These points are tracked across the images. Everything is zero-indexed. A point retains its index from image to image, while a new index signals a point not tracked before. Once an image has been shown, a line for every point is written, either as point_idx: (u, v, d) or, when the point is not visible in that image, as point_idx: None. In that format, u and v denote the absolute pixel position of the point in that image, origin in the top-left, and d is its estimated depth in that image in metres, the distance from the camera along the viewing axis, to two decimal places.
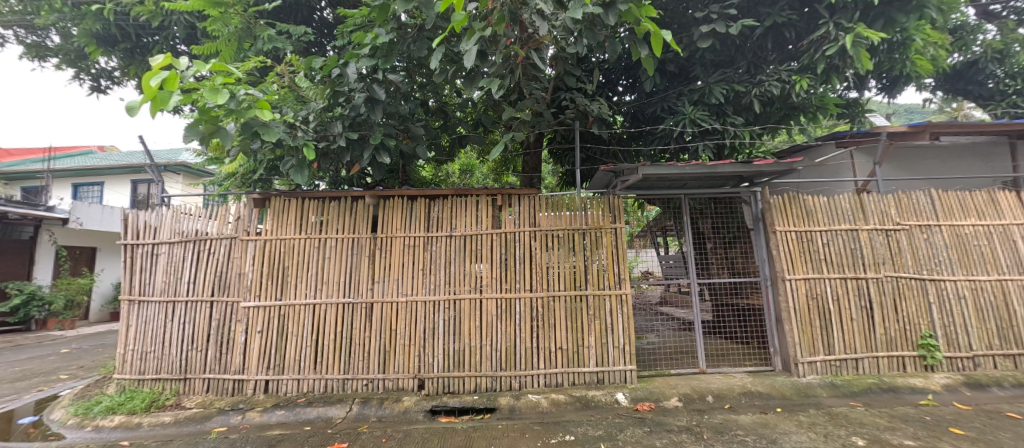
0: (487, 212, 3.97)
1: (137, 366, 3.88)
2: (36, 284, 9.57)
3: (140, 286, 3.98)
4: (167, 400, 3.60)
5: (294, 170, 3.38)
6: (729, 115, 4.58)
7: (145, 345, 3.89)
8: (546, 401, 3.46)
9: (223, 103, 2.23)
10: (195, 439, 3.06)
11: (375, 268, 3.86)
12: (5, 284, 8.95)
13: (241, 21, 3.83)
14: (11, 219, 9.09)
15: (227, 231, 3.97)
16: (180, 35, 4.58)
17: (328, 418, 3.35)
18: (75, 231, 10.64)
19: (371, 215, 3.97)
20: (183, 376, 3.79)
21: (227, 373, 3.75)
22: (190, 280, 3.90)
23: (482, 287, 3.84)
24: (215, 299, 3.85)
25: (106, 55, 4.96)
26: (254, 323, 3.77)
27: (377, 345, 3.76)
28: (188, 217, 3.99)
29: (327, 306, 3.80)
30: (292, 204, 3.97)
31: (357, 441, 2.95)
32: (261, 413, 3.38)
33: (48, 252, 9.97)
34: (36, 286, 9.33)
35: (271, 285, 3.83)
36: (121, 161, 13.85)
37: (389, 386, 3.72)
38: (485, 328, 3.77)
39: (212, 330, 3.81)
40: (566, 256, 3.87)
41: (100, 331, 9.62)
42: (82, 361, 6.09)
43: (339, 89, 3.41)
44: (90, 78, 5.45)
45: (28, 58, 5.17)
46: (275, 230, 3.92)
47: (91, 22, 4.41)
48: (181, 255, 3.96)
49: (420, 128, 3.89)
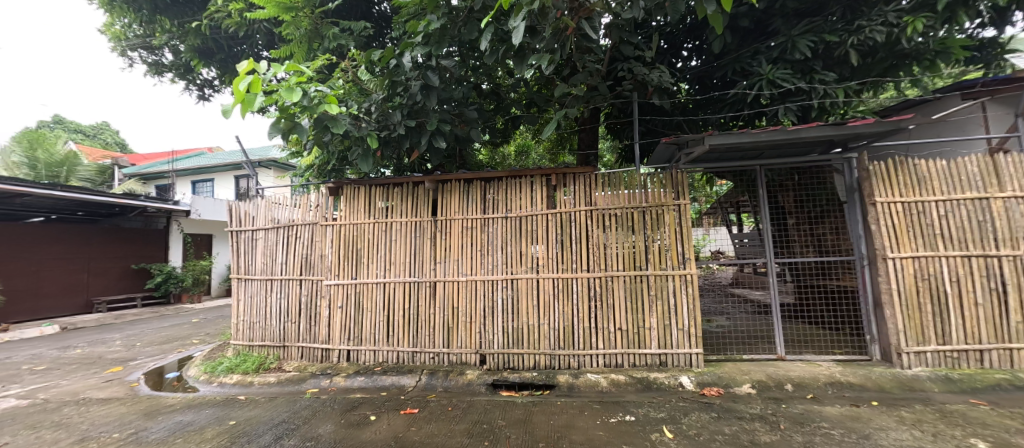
0: (542, 192, 3.94)
1: (247, 333, 4.57)
2: (171, 265, 11.57)
3: (246, 267, 4.64)
4: (271, 363, 4.19)
5: (360, 159, 3.62)
6: (817, 72, 3.97)
7: (252, 316, 4.55)
8: (606, 381, 3.44)
9: (297, 101, 2.60)
10: (294, 397, 3.55)
11: (437, 250, 4.07)
12: (150, 265, 10.97)
13: (310, 23, 4.05)
14: (150, 212, 11.03)
15: (309, 217, 4.41)
16: (262, 42, 5.04)
17: (401, 386, 3.69)
18: (197, 221, 12.62)
19: (431, 199, 4.15)
20: (281, 344, 4.38)
21: (316, 342, 4.25)
22: (283, 261, 4.45)
23: (539, 268, 3.87)
24: (302, 278, 4.35)
25: (207, 66, 5.64)
26: (335, 298, 4.21)
27: (441, 321, 4.00)
28: (279, 206, 4.53)
29: (395, 285, 4.11)
30: (360, 191, 4.29)
31: (426, 409, 3.23)
32: (345, 378, 3.82)
33: (179, 238, 11.91)
34: (172, 267, 11.35)
35: (346, 265, 4.22)
36: (224, 159, 15.99)
37: (454, 359, 3.96)
38: (542, 307, 3.83)
39: (302, 304, 4.33)
40: (624, 236, 3.74)
41: (220, 305, 11.45)
42: (207, 329, 7.31)
43: (396, 79, 3.54)
44: (198, 88, 6.28)
45: (151, 75, 6.07)
46: (349, 216, 4.28)
47: (193, 38, 5.03)
48: (275, 240, 4.52)
49: (473, 112, 3.94)
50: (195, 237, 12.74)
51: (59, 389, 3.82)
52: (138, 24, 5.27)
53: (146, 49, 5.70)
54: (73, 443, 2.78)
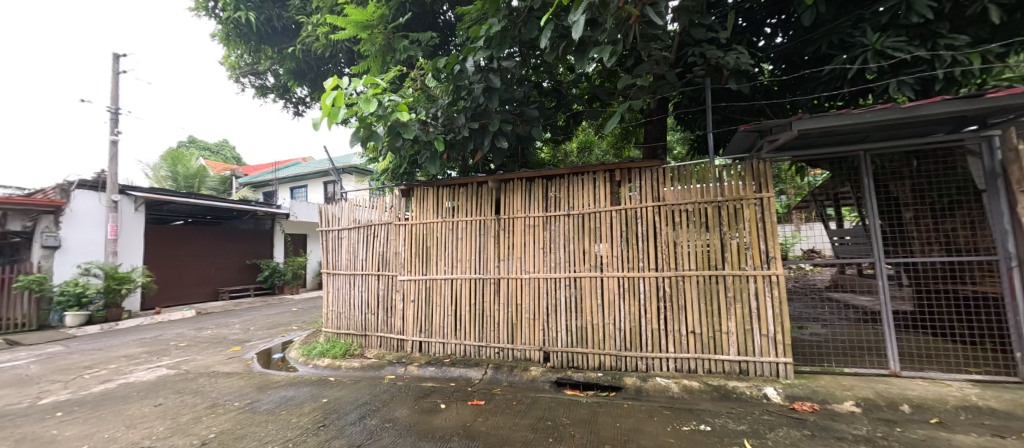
0: (605, 189, 3.84)
1: (334, 322, 5.11)
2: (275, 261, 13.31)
3: (333, 262, 5.20)
4: (355, 350, 4.65)
5: (429, 162, 3.85)
6: (943, 36, 3.32)
7: (339, 307, 5.08)
8: (677, 386, 3.27)
9: (372, 110, 2.90)
10: (375, 382, 3.91)
11: (500, 248, 4.18)
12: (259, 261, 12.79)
13: (384, 38, 4.36)
14: (259, 215, 12.86)
15: (384, 217, 4.79)
16: (344, 60, 5.57)
17: (468, 378, 3.86)
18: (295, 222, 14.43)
19: (494, 198, 4.26)
20: (363, 333, 4.83)
21: (392, 333, 4.62)
22: (363, 258, 4.90)
23: (603, 266, 3.78)
24: (380, 273, 4.75)
25: (300, 86, 6.39)
26: (408, 292, 4.53)
27: (505, 317, 4.10)
28: (360, 208, 4.99)
29: (462, 281, 4.30)
30: (429, 192, 4.56)
31: (492, 401, 3.34)
32: (418, 367, 4.10)
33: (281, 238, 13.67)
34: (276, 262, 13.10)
35: (418, 262, 4.52)
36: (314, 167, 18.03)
37: (518, 355, 4.03)
38: (606, 306, 3.73)
39: (380, 298, 4.73)
40: (697, 233, 3.49)
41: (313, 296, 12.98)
42: (304, 317, 8.32)
43: (460, 83, 3.69)
44: (293, 105, 7.14)
45: (258, 97, 7.04)
46: (420, 216, 4.57)
47: (290, 62, 5.73)
48: (356, 238, 5.00)
49: (534, 110, 3.98)
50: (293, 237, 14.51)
51: (197, 362, 4.63)
52: (248, 54, 6.13)
53: (254, 76, 6.62)
54: (208, 407, 3.37)
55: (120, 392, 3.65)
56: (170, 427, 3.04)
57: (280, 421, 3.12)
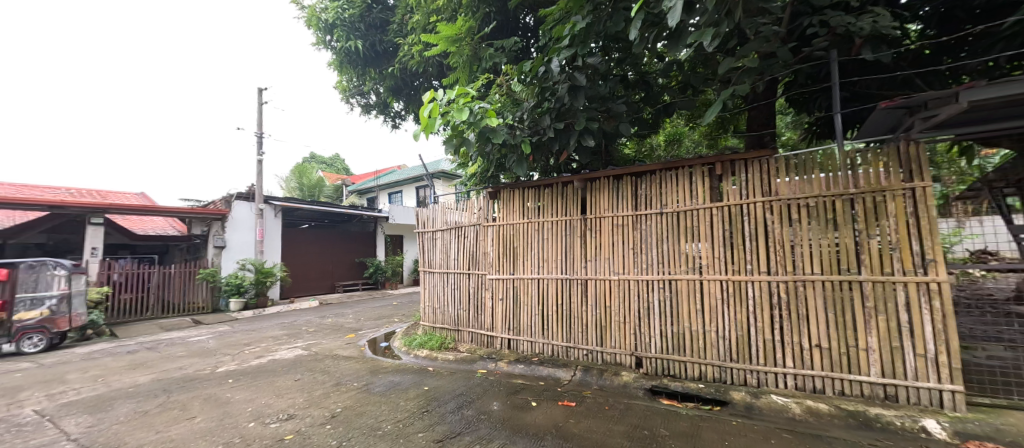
0: (703, 184, 3.51)
1: (430, 316, 5.53)
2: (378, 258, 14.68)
3: (428, 261, 5.64)
4: (449, 344, 4.98)
5: (516, 164, 3.94)
6: None
7: (434, 303, 5.49)
8: (799, 407, 2.86)
9: (464, 118, 3.15)
10: (469, 375, 4.14)
11: (587, 249, 4.11)
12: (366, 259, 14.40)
13: (470, 49, 4.57)
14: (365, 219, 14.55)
15: (474, 219, 5.04)
16: (434, 73, 5.99)
17: (557, 378, 3.87)
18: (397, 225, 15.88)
19: (580, 197, 4.21)
20: (455, 328, 5.15)
21: (482, 329, 4.85)
22: (455, 257, 5.23)
23: (702, 268, 3.48)
24: (470, 272, 5.02)
25: (397, 101, 7.04)
26: (497, 291, 4.72)
27: (594, 319, 4.02)
28: (451, 211, 5.33)
29: (549, 281, 4.33)
30: (515, 194, 4.68)
31: (583, 404, 3.30)
32: (507, 363, 4.24)
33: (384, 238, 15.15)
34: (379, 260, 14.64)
35: (505, 262, 4.67)
36: (407, 174, 19.77)
37: (607, 359, 3.92)
38: (707, 312, 3.42)
39: (471, 295, 5.00)
40: (820, 231, 3.00)
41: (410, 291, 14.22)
42: (404, 310, 9.17)
43: (545, 85, 3.71)
44: (391, 119, 7.90)
45: (363, 114, 7.93)
46: (506, 217, 4.72)
47: (389, 81, 6.38)
48: (449, 239, 5.35)
49: (621, 105, 3.84)
50: (393, 237, 15.94)
51: (322, 346, 5.42)
52: (355, 78, 6.95)
53: (359, 95, 7.47)
54: (333, 385, 3.91)
55: (270, 367, 4.43)
56: (307, 400, 3.59)
57: (391, 403, 3.48)
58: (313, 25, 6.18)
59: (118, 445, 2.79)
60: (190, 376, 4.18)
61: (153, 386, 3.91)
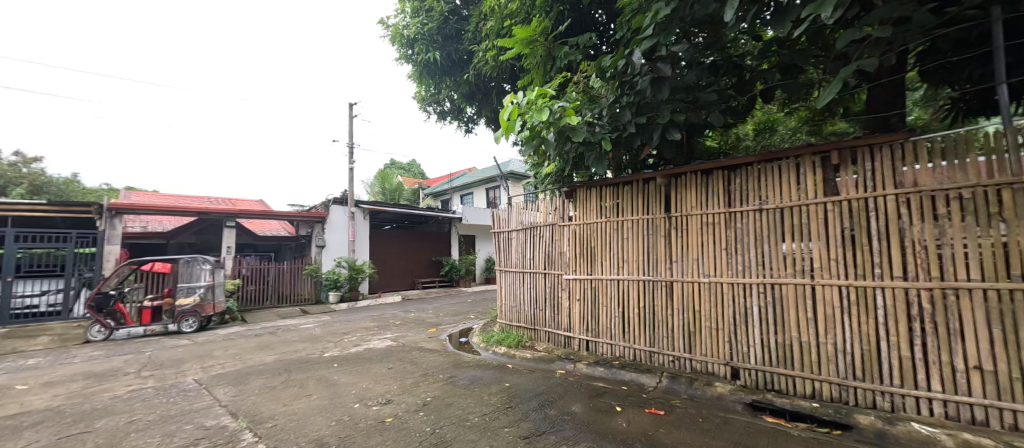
0: (813, 177, 3.06)
1: (507, 314, 5.66)
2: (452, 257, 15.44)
3: (504, 260, 5.79)
4: (526, 342, 5.06)
5: (595, 162, 3.84)
6: None
7: (510, 301, 5.62)
8: (950, 441, 2.29)
9: (545, 118, 3.19)
10: (548, 374, 4.15)
11: (672, 249, 3.87)
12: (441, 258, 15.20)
13: (544, 50, 4.57)
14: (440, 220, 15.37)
15: (549, 219, 5.06)
16: (506, 76, 6.11)
17: (641, 384, 3.70)
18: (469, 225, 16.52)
19: (664, 195, 3.97)
20: (532, 327, 5.20)
21: (559, 330, 4.83)
22: (531, 257, 5.29)
23: (813, 272, 3.05)
24: (546, 271, 5.04)
25: (470, 106, 7.34)
26: (574, 292, 4.67)
27: (681, 324, 3.77)
28: (526, 211, 5.41)
29: (630, 283, 4.17)
30: (592, 192, 4.58)
31: (673, 413, 3.11)
32: (587, 365, 4.17)
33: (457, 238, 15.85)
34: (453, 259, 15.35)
35: (582, 262, 4.60)
36: (476, 176, 20.48)
37: (698, 367, 3.65)
38: (821, 322, 2.98)
39: (547, 295, 5.01)
40: (975, 227, 2.37)
41: (483, 289, 14.68)
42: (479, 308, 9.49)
43: (625, 79, 3.56)
44: (464, 124, 8.24)
45: (438, 121, 8.38)
46: (583, 216, 4.65)
47: (464, 88, 6.69)
48: (524, 239, 5.43)
49: (711, 94, 3.55)
50: (465, 237, 16.53)
51: (409, 338, 5.84)
52: (431, 88, 7.38)
53: (435, 104, 7.90)
54: (422, 376, 4.19)
55: (366, 355, 4.89)
56: (400, 387, 3.89)
57: (476, 397, 3.62)
58: (397, 42, 6.71)
59: (256, 413, 3.30)
60: (304, 358, 4.79)
61: (277, 365, 4.55)
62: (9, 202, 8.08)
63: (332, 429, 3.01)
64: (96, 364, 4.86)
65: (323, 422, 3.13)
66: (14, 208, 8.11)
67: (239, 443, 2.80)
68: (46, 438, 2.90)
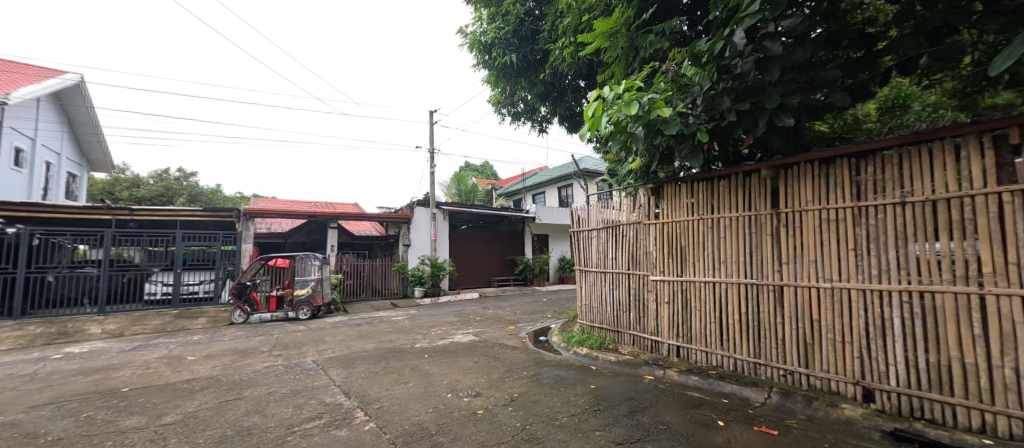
0: (979, 161, 2.33)
1: (587, 315, 5.59)
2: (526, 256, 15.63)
3: (584, 260, 5.75)
4: (609, 345, 4.94)
5: (689, 156, 3.50)
6: None
7: (591, 302, 5.54)
8: None
9: (633, 111, 3.02)
10: (636, 379, 3.98)
11: (782, 249, 3.41)
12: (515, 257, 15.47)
13: (626, 40, 4.34)
14: (513, 220, 15.64)
15: (633, 217, 4.87)
16: (582, 72, 6.01)
17: (744, 398, 3.36)
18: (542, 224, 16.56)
19: (770, 188, 3.49)
20: (615, 329, 5.05)
21: (645, 334, 4.61)
22: (613, 257, 5.15)
23: (982, 279, 2.36)
24: (630, 272, 4.85)
25: (544, 106, 7.36)
26: (662, 294, 4.41)
27: (795, 334, 3.31)
28: (607, 209, 5.29)
29: (728, 286, 3.80)
30: (682, 188, 4.26)
31: (789, 434, 2.75)
32: (679, 373, 3.91)
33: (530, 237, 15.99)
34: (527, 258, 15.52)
35: (671, 263, 4.33)
36: (547, 175, 20.45)
37: (819, 385, 3.16)
38: (995, 340, 2.30)
39: (631, 296, 4.82)
40: None
41: (557, 289, 14.60)
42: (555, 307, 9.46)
43: (724, 63, 3.21)
44: (538, 124, 8.30)
45: (512, 122, 8.52)
46: (672, 213, 4.36)
47: (539, 87, 6.74)
48: (605, 238, 5.32)
49: (834, 70, 3.08)
50: (538, 237, 16.62)
51: (490, 334, 6.05)
52: (506, 90, 7.54)
53: (509, 105, 8.04)
54: (506, 371, 4.30)
55: (453, 348, 5.17)
56: (487, 381, 4.04)
57: (561, 396, 3.61)
58: (474, 48, 6.98)
59: (364, 394, 3.67)
60: (399, 348, 5.22)
61: (377, 352, 5.03)
62: (176, 209, 10.07)
63: (430, 415, 3.23)
64: (239, 342, 5.84)
65: (422, 408, 3.38)
66: (178, 214, 10.10)
67: (353, 420, 3.14)
68: (211, 401, 3.55)
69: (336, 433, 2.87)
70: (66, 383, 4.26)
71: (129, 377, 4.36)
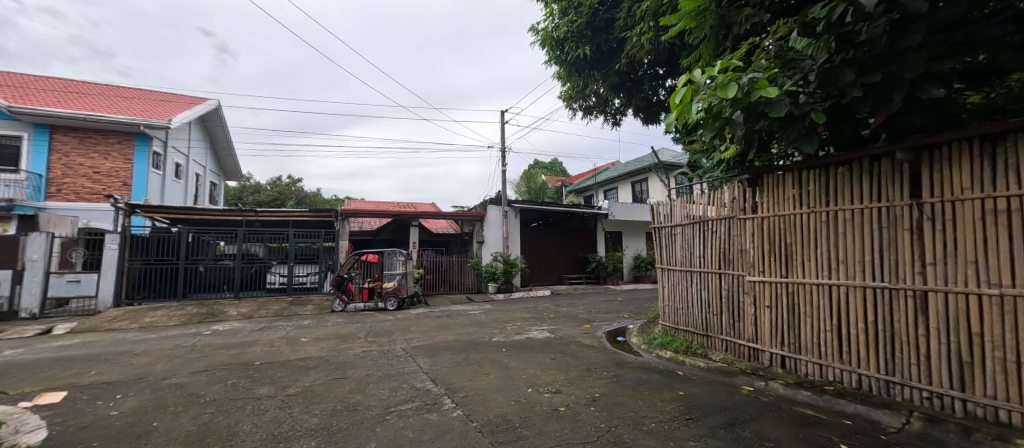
0: None
1: (671, 317, 5.37)
2: (598, 254, 15.27)
3: (666, 258, 5.52)
4: (697, 349, 4.65)
5: (800, 141, 3.07)
6: None
7: (675, 303, 5.30)
8: None
9: (732, 95, 2.65)
10: (731, 389, 3.65)
11: (926, 246, 2.76)
12: (587, 255, 15.20)
13: (716, 17, 3.92)
14: (585, 216, 15.31)
15: (724, 212, 4.50)
16: (662, 58, 5.67)
17: (873, 421, 2.84)
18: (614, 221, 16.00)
19: (909, 174, 2.86)
20: (704, 333, 4.75)
21: (741, 340, 4.24)
22: (700, 255, 4.85)
23: None
24: (722, 272, 4.51)
25: (618, 97, 7.09)
26: (761, 297, 3.99)
27: (944, 351, 2.67)
28: (693, 204, 5.00)
29: (850, 289, 3.25)
30: (787, 178, 3.76)
31: None
32: (784, 386, 3.49)
33: (602, 234, 15.56)
34: (599, 256, 15.15)
35: (774, 263, 3.89)
36: (619, 170, 19.70)
37: (982, 415, 2.50)
38: None
39: (724, 298, 4.48)
40: None
41: (631, 288, 14.01)
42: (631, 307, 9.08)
43: (846, 30, 2.74)
44: (611, 117, 8.04)
45: (584, 117, 8.32)
46: (773, 207, 3.90)
47: (614, 77, 6.51)
48: (691, 234, 5.02)
49: (1008, 24, 2.44)
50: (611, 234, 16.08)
51: (566, 332, 6.01)
52: (578, 85, 7.42)
53: (580, 99, 7.88)
54: (585, 370, 4.22)
55: (530, 343, 5.22)
56: (566, 379, 4.00)
57: (646, 400, 3.43)
58: (546, 45, 6.96)
59: (450, 383, 3.87)
60: (478, 341, 5.42)
61: (458, 344, 5.28)
62: (287, 211, 11.67)
63: (513, 408, 3.29)
64: (340, 328, 6.58)
65: (505, 400, 3.46)
66: (289, 215, 11.69)
67: (442, 406, 3.32)
68: (322, 378, 4.04)
69: (428, 416, 3.07)
70: (216, 354, 5.19)
71: (259, 353, 5.17)
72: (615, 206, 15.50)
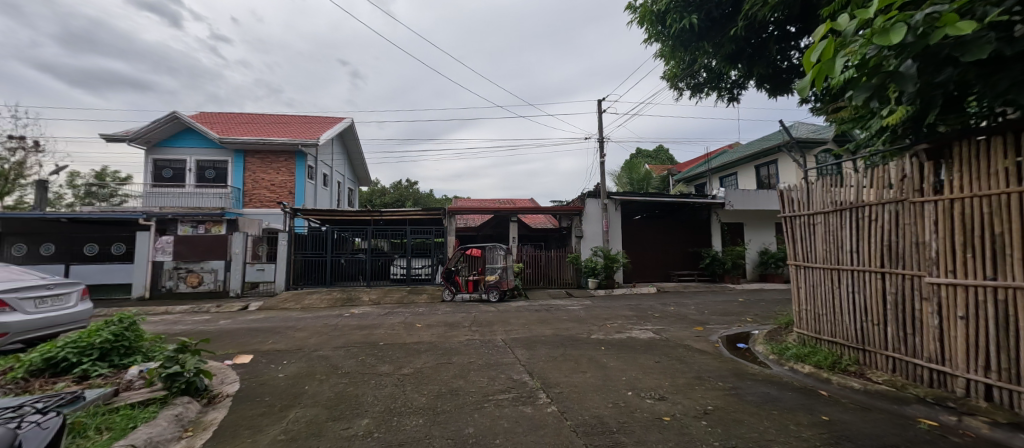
0: None
1: (812, 325, 4.51)
2: (714, 248, 13.59)
3: (803, 254, 4.66)
4: (849, 365, 3.78)
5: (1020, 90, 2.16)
6: None
7: (818, 308, 4.42)
8: None
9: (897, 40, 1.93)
10: (901, 420, 2.83)
11: None
12: (700, 250, 13.68)
13: None
14: (698, 206, 13.73)
15: (889, 195, 3.53)
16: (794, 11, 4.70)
17: None
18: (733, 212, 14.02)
19: None
20: (862, 347, 3.81)
21: (920, 359, 3.25)
22: (853, 250, 3.91)
23: None
24: (887, 271, 3.55)
25: (735, 67, 6.15)
26: (950, 305, 2.98)
27: None
28: (839, 187, 4.08)
29: None
30: (992, 142, 2.69)
31: None
32: (992, 427, 2.53)
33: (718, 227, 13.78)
34: (714, 251, 13.49)
35: (971, 259, 2.84)
36: (740, 152, 17.14)
37: None
38: None
39: (890, 305, 3.51)
40: None
41: (757, 288, 12.13)
42: (757, 310, 7.84)
43: None
44: (727, 92, 7.03)
45: (692, 96, 7.44)
46: (968, 184, 2.85)
47: (729, 45, 5.65)
48: (839, 224, 4.10)
49: None
50: (729, 226, 14.13)
51: (673, 333, 5.49)
52: (684, 62, 6.66)
53: (687, 77, 7.06)
54: (696, 378, 3.78)
55: (631, 343, 4.91)
56: (672, 385, 3.64)
57: (773, 422, 2.90)
58: (645, 21, 6.33)
59: (546, 378, 3.87)
60: (575, 337, 5.33)
61: (555, 339, 5.27)
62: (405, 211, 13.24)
63: (611, 411, 3.13)
64: (448, 316, 7.20)
65: (601, 401, 3.32)
66: (406, 215, 13.26)
67: (537, 400, 3.34)
68: (431, 361, 4.46)
69: (523, 409, 3.12)
70: (351, 333, 6.19)
71: (383, 335, 5.99)
72: (734, 194, 13.57)
